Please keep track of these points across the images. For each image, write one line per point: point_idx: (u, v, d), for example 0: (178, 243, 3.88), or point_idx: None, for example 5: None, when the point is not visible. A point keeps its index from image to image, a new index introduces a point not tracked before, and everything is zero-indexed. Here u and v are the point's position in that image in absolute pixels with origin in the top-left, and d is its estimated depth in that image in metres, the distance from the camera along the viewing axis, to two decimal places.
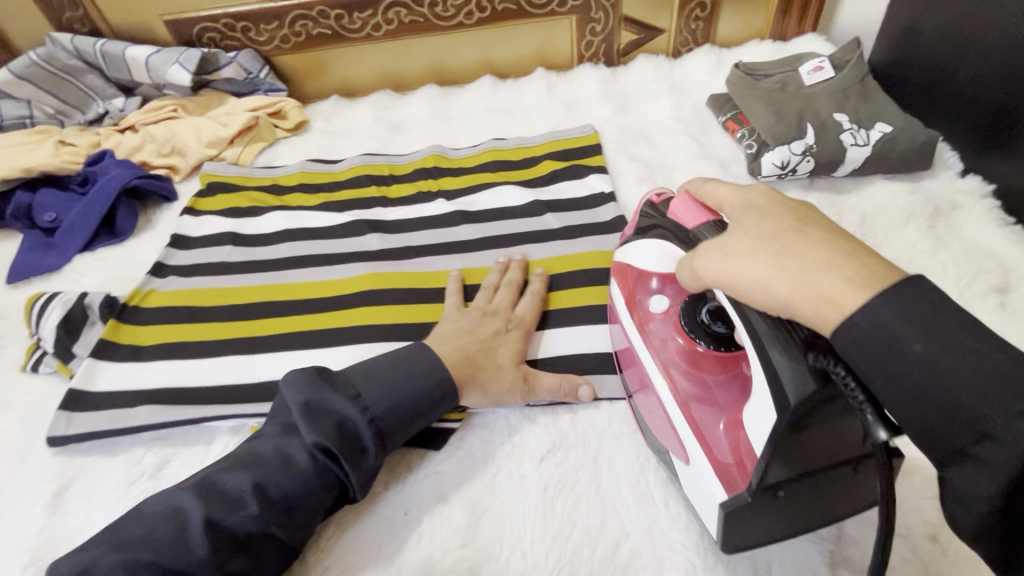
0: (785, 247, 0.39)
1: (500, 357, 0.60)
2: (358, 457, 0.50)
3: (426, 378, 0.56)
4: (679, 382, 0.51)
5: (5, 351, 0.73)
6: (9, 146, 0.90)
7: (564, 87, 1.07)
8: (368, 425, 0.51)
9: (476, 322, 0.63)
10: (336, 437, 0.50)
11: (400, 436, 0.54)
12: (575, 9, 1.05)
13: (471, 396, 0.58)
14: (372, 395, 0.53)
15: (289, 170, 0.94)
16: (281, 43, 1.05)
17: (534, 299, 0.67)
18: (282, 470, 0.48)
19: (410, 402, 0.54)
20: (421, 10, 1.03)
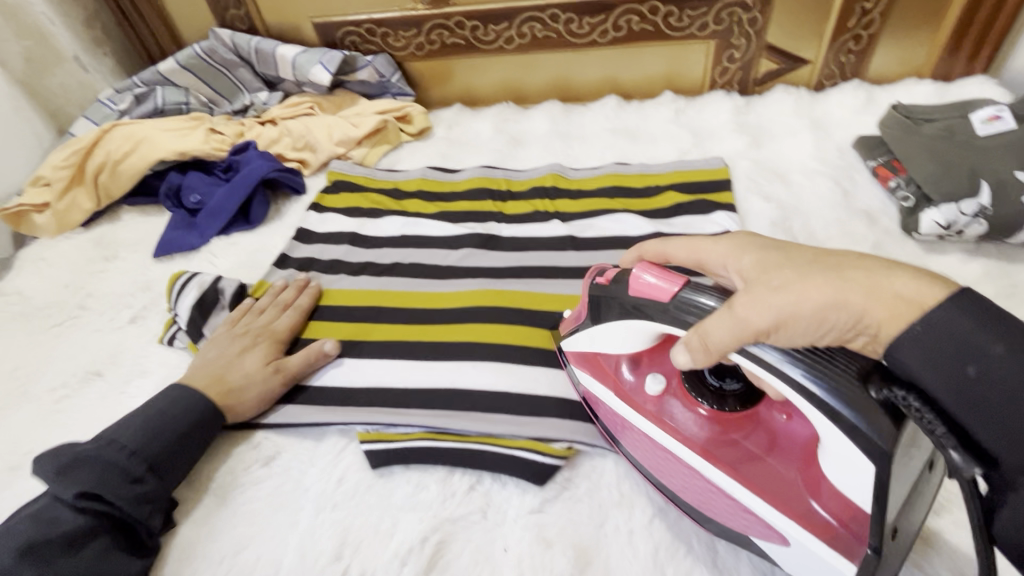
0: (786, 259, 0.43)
1: (246, 367, 0.65)
2: (134, 489, 0.53)
3: (202, 408, 0.60)
4: (726, 461, 0.47)
5: (146, 321, 0.79)
6: (168, 130, 0.97)
7: (692, 114, 1.02)
8: (130, 460, 0.54)
9: (224, 347, 0.67)
10: (99, 484, 0.51)
11: (176, 466, 0.57)
12: (716, 34, 1.00)
13: (239, 412, 0.63)
14: (116, 435, 0.56)
15: (409, 176, 0.96)
16: (416, 50, 1.08)
17: (294, 314, 0.72)
18: (43, 529, 0.49)
19: (162, 432, 0.57)
20: (556, 26, 1.02)
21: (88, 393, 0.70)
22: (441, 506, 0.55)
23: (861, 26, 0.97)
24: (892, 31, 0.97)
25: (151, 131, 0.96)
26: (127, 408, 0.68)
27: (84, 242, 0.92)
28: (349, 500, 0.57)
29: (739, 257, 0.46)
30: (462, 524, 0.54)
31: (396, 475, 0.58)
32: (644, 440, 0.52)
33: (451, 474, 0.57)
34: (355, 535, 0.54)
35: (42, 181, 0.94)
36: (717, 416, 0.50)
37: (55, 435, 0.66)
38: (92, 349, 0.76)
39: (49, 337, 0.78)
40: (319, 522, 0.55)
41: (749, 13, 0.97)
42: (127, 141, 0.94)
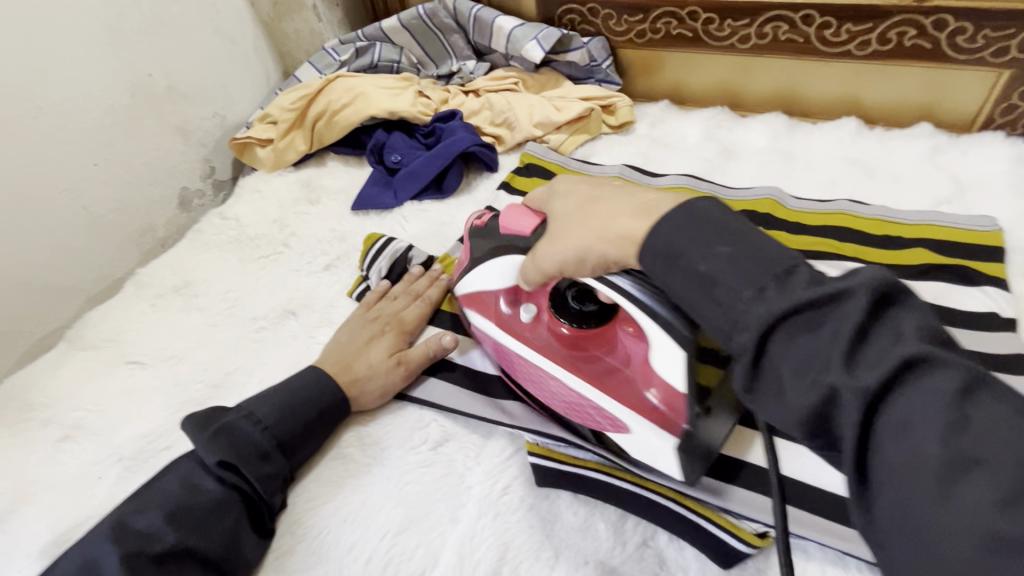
0: (619, 196, 0.46)
1: (372, 358, 0.64)
2: (265, 467, 0.55)
3: (327, 394, 0.61)
4: (573, 362, 0.55)
5: (339, 271, 0.82)
6: (382, 87, 1.00)
7: (954, 155, 0.85)
8: (264, 436, 0.56)
9: (355, 333, 0.68)
10: (236, 455, 0.53)
11: (302, 446, 0.58)
12: (1015, 63, 0.81)
13: (362, 398, 0.63)
14: (258, 408, 0.58)
15: (605, 172, 0.91)
16: (635, 37, 1.01)
17: (421, 305, 0.71)
18: (189, 495, 0.52)
19: (297, 415, 0.59)
20: (807, 29, 0.89)
21: (284, 329, 0.75)
22: (610, 552, 0.51)
23: None
24: None
25: (368, 86, 1.00)
26: (313, 353, 0.72)
27: (294, 181, 0.98)
28: (513, 513, 0.54)
29: (569, 193, 0.50)
30: None
31: (563, 502, 0.55)
32: (552, 385, 0.56)
33: (623, 521, 0.53)
34: (515, 553, 0.52)
35: (268, 119, 1.02)
36: (559, 335, 0.57)
37: (253, 363, 0.71)
38: (290, 287, 0.81)
39: (257, 267, 0.85)
40: (481, 526, 0.54)
41: None
42: (346, 93, 0.99)
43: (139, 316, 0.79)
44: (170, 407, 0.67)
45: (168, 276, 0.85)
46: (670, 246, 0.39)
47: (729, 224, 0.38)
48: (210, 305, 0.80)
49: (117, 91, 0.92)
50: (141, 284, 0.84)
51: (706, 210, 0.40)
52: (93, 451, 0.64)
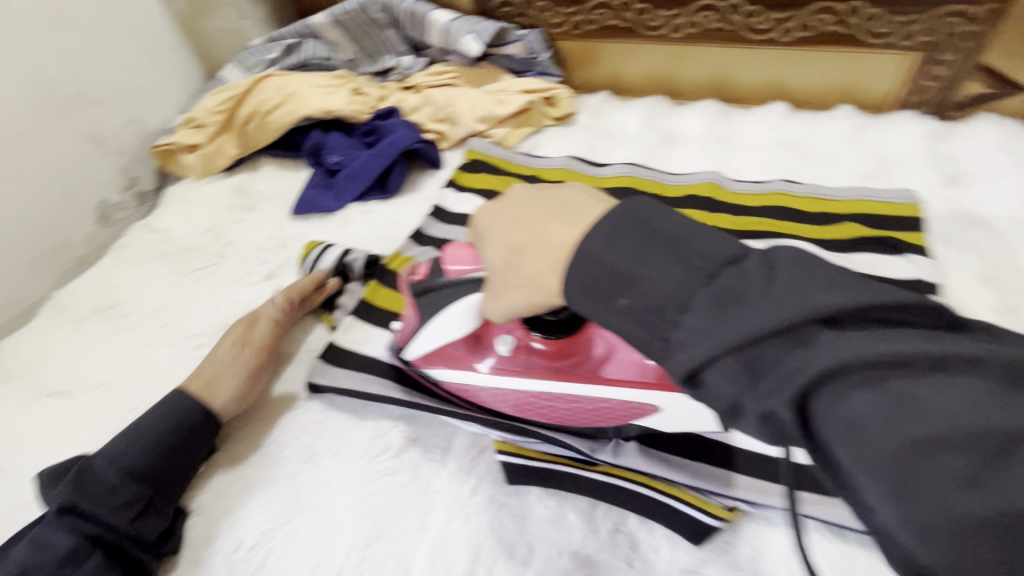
0: (542, 240, 0.42)
1: (216, 353, 0.64)
2: (115, 500, 0.51)
3: (190, 413, 0.58)
4: (569, 377, 0.52)
5: (281, 279, 0.78)
6: (316, 86, 0.96)
7: (874, 134, 0.90)
8: (107, 469, 0.53)
9: (228, 344, 0.65)
10: (70, 496, 0.51)
11: (154, 467, 0.54)
12: (920, 46, 0.87)
13: (213, 399, 0.60)
14: (108, 449, 0.54)
15: (551, 164, 0.90)
16: (572, 28, 1.01)
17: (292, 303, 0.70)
18: (40, 552, 0.48)
19: (146, 441, 0.55)
20: (733, 18, 0.92)
21: None
22: (583, 542, 0.51)
23: None
24: None
25: (301, 85, 0.95)
26: None
27: (227, 188, 0.93)
28: (483, 513, 0.53)
29: (494, 241, 0.45)
30: (605, 568, 0.49)
31: (532, 496, 0.54)
32: (513, 392, 0.54)
33: (594, 508, 0.52)
34: (487, 553, 0.51)
35: (193, 123, 0.96)
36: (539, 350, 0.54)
37: None
38: (229, 300, 0.76)
39: (190, 281, 0.80)
40: (451, 530, 0.52)
41: (970, 26, 0.84)
42: (277, 93, 0.94)
43: (58, 342, 0.73)
44: (103, 437, 0.62)
45: (91, 296, 0.78)
46: (596, 274, 0.38)
47: (655, 222, 0.38)
48: (140, 324, 0.74)
49: (17, 98, 0.84)
50: (60, 306, 0.77)
51: (794, 258, 0.34)
52: (16, 492, 0.58)
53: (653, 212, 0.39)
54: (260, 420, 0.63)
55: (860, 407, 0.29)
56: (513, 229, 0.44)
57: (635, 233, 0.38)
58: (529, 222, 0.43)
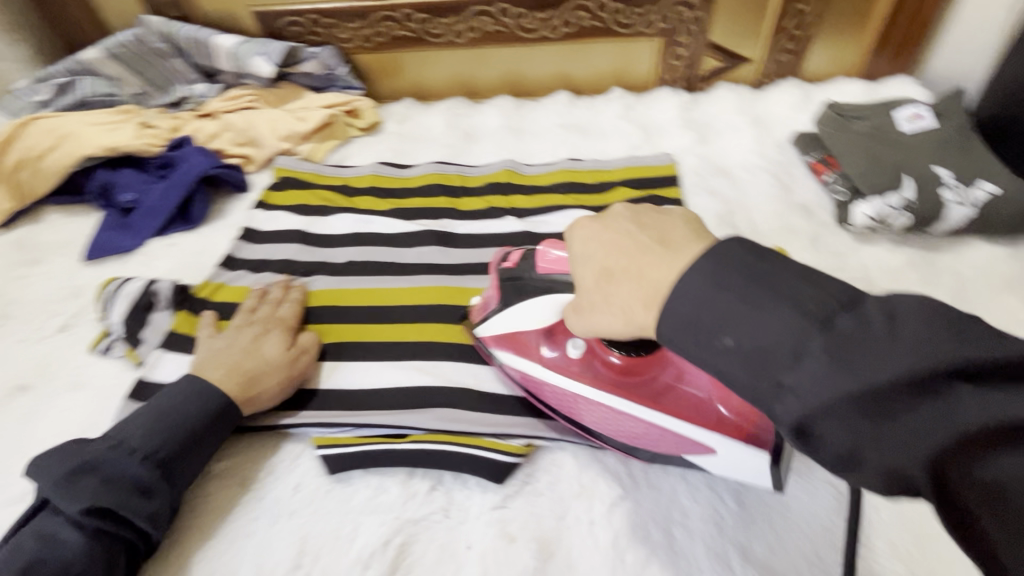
0: (637, 271, 0.39)
1: (267, 354, 0.62)
2: (149, 504, 0.49)
3: (223, 400, 0.57)
4: (627, 395, 0.53)
5: (77, 329, 0.74)
6: (95, 124, 0.91)
7: (641, 110, 1.05)
8: (142, 464, 0.50)
9: (232, 337, 0.63)
10: (103, 495, 0.48)
11: (183, 467, 0.53)
12: (662, 31, 1.03)
13: (260, 401, 0.59)
14: (127, 437, 0.52)
15: (360, 172, 0.94)
16: (363, 42, 1.05)
17: (297, 304, 0.69)
18: (50, 547, 0.45)
19: (173, 432, 0.54)
20: (506, 20, 1.02)
21: (16, 409, 0.66)
22: (403, 508, 0.55)
23: (796, 27, 1.02)
24: (824, 31, 1.03)
25: (76, 125, 0.90)
26: (59, 422, 0.64)
27: (3, 245, 0.85)
28: (307, 507, 0.55)
29: (586, 260, 0.44)
30: (424, 525, 0.54)
31: (355, 480, 0.57)
32: (600, 410, 0.55)
33: (412, 476, 0.57)
34: (314, 542, 0.53)
35: None
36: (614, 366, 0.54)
37: None
38: (15, 361, 0.70)
39: None
40: (276, 531, 0.54)
41: (693, 12, 1.00)
42: (48, 137, 0.88)
43: None
44: None
45: None
46: (692, 318, 0.35)
47: (748, 265, 0.35)
48: None
49: None
50: None
51: (740, 252, 0.36)
52: None
53: (748, 250, 0.36)
54: None
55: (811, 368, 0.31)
56: (607, 251, 0.43)
57: (709, 289, 0.35)
58: (625, 251, 0.41)
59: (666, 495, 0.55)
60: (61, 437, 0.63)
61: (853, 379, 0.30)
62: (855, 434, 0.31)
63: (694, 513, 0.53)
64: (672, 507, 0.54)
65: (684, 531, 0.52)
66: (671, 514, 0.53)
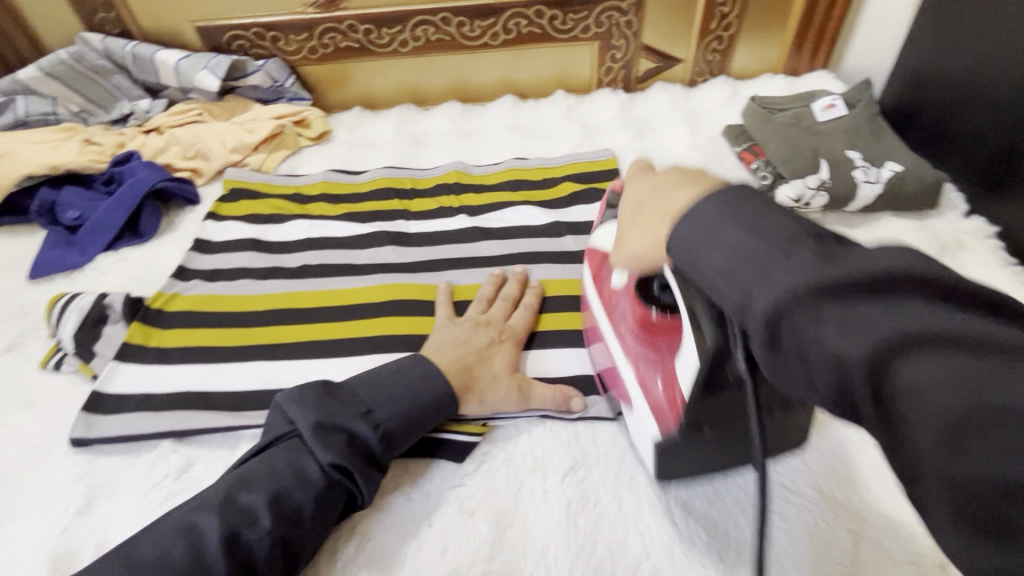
0: (648, 216, 0.42)
1: (496, 366, 0.62)
2: (373, 474, 0.53)
3: (446, 395, 0.58)
4: (634, 348, 0.54)
5: (26, 347, 0.73)
6: (36, 143, 0.90)
7: (583, 110, 1.10)
8: (380, 440, 0.53)
9: (472, 333, 0.65)
10: (348, 454, 0.51)
11: (407, 444, 0.55)
12: (598, 35, 1.08)
13: (472, 405, 0.60)
14: (379, 405, 0.54)
15: (311, 180, 0.95)
16: (309, 54, 1.07)
17: (526, 312, 0.69)
18: (296, 480, 0.49)
19: (419, 415, 0.56)
20: (448, 29, 1.05)
21: None
22: None
23: (722, 28, 1.09)
24: (748, 31, 1.10)
25: (15, 144, 0.89)
26: (12, 441, 0.64)
27: None
28: None
29: (630, 196, 0.46)
30: (387, 508, 0.56)
31: None
32: (606, 351, 0.61)
33: None
34: None
35: None
36: (636, 317, 0.53)
37: None
38: None
39: None
40: None
41: (626, 17, 1.06)
42: None
43: None
44: None
45: None
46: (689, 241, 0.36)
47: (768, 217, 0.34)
48: None
49: None
50: None
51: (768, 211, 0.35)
52: None
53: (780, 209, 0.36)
54: (22, 491, 0.59)
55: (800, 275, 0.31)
56: (646, 193, 0.43)
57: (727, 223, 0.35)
58: (648, 208, 0.42)
59: (614, 461, 0.58)
60: (14, 455, 0.62)
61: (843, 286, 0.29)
62: (841, 343, 0.28)
63: (642, 477, 0.57)
64: (621, 474, 0.57)
65: (632, 494, 0.56)
66: (619, 479, 0.57)
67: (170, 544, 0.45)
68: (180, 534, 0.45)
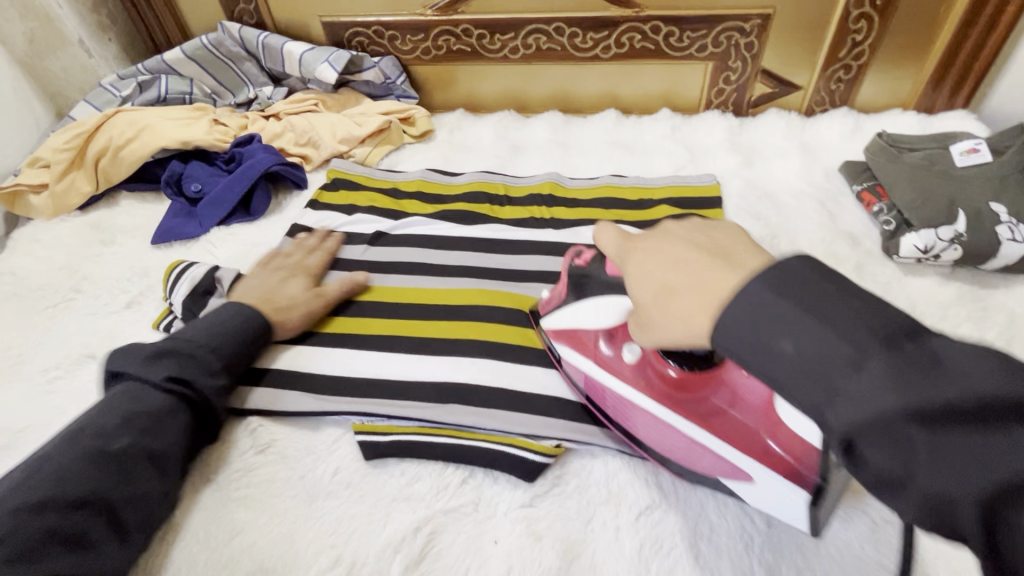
0: (689, 291, 0.40)
1: (290, 292, 0.72)
2: (209, 380, 0.59)
3: (255, 316, 0.66)
4: (681, 410, 0.52)
5: (143, 306, 0.79)
6: (172, 118, 0.98)
7: (687, 131, 1.06)
8: (204, 352, 0.60)
9: (266, 275, 0.74)
10: (173, 368, 0.58)
11: (235, 356, 0.62)
12: (714, 56, 1.04)
13: (286, 329, 0.69)
14: (186, 328, 0.62)
15: (409, 177, 0.98)
16: (422, 54, 1.10)
17: (317, 254, 0.80)
18: (141, 401, 0.55)
19: (230, 334, 0.63)
20: (560, 39, 1.05)
21: (82, 376, 0.70)
22: (435, 498, 0.57)
23: (852, 56, 1.01)
24: (881, 62, 1.02)
25: (155, 118, 0.97)
26: None
27: (83, 225, 0.92)
28: (343, 490, 0.58)
29: (642, 282, 0.44)
30: (454, 516, 0.55)
31: (390, 467, 0.60)
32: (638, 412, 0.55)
33: (446, 467, 0.59)
34: (349, 523, 0.55)
35: (40, 163, 0.94)
36: (663, 376, 0.53)
37: (49, 415, 0.66)
38: (85, 332, 0.76)
39: (43, 319, 0.78)
40: (314, 514, 0.56)
41: (747, 37, 1.01)
42: (130, 127, 0.95)
43: None
44: None
45: None
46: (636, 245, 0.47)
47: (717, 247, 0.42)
48: None
49: None
50: None
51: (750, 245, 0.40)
52: None
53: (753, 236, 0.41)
54: None
55: (872, 381, 0.31)
56: (663, 267, 0.43)
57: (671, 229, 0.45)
58: (677, 268, 0.42)
59: (693, 507, 0.55)
60: None
61: (914, 399, 0.30)
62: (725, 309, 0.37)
63: (723, 530, 0.53)
64: (699, 522, 0.54)
65: (710, 548, 0.52)
66: (696, 528, 0.53)
67: (41, 472, 0.48)
68: (74, 449, 0.50)
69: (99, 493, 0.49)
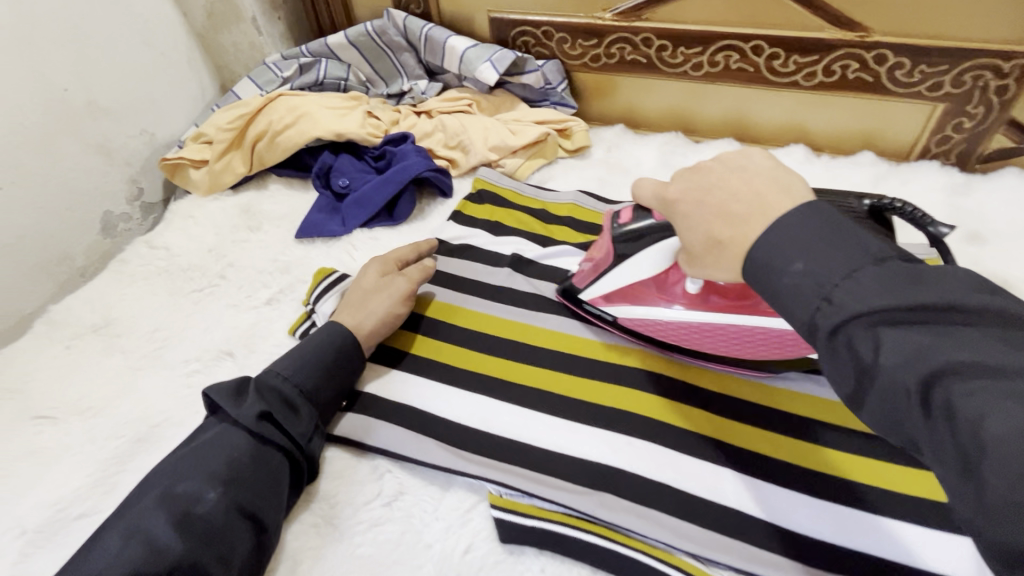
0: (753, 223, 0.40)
1: (367, 287, 0.67)
2: (302, 422, 0.56)
3: (338, 336, 0.61)
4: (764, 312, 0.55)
5: (282, 305, 0.77)
6: (330, 107, 0.96)
7: (895, 183, 0.88)
8: (294, 391, 0.57)
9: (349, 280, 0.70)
10: (264, 409, 0.54)
11: (325, 390, 0.59)
12: (949, 97, 0.85)
13: (376, 327, 0.64)
14: (274, 362, 0.59)
15: (561, 198, 0.88)
16: (590, 61, 1.00)
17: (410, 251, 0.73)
18: (231, 447, 0.52)
19: (320, 367, 0.59)
20: (755, 59, 0.90)
21: (219, 374, 0.69)
22: None
23: None
24: None
25: (313, 105, 0.95)
26: None
27: (233, 206, 0.91)
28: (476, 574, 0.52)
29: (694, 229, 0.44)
30: None
31: (529, 558, 0.53)
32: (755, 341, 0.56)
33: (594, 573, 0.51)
34: None
35: (202, 138, 0.95)
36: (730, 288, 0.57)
37: (186, 411, 0.65)
38: (225, 325, 0.74)
39: (189, 302, 0.78)
40: None
41: (1001, 80, 0.81)
42: (289, 112, 0.93)
43: (50, 362, 0.71)
44: (86, 467, 0.60)
45: (86, 314, 0.76)
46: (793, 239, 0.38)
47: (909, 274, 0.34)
48: (134, 346, 0.72)
49: (27, 108, 0.82)
50: (53, 323, 0.75)
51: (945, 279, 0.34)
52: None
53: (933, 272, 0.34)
54: None
55: (867, 282, 0.34)
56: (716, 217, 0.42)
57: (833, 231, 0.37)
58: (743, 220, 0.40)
59: None
60: None
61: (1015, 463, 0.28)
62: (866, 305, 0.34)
63: None
64: None
65: None
66: None
67: (129, 538, 0.45)
68: (159, 507, 0.47)
69: (199, 558, 0.45)
